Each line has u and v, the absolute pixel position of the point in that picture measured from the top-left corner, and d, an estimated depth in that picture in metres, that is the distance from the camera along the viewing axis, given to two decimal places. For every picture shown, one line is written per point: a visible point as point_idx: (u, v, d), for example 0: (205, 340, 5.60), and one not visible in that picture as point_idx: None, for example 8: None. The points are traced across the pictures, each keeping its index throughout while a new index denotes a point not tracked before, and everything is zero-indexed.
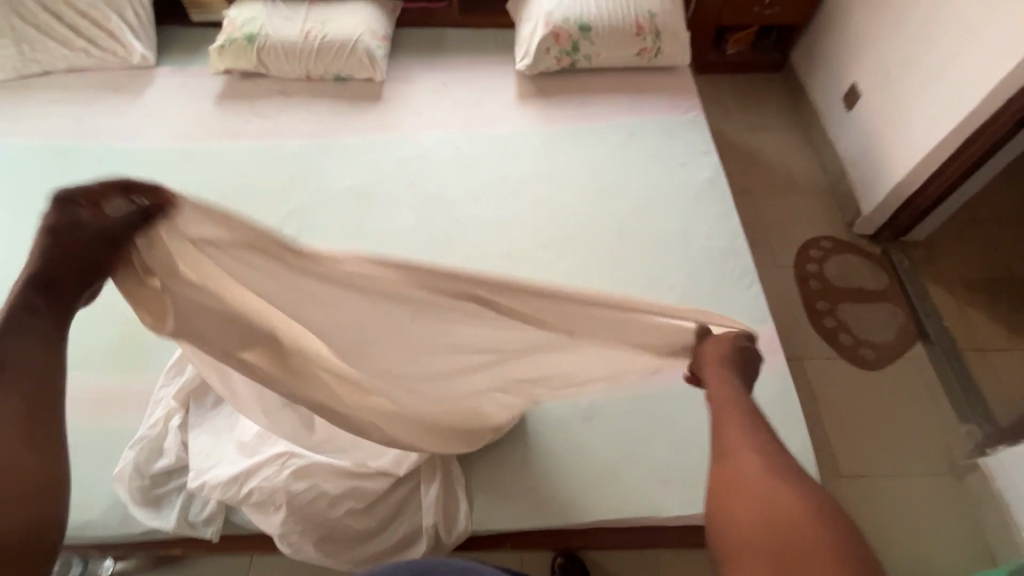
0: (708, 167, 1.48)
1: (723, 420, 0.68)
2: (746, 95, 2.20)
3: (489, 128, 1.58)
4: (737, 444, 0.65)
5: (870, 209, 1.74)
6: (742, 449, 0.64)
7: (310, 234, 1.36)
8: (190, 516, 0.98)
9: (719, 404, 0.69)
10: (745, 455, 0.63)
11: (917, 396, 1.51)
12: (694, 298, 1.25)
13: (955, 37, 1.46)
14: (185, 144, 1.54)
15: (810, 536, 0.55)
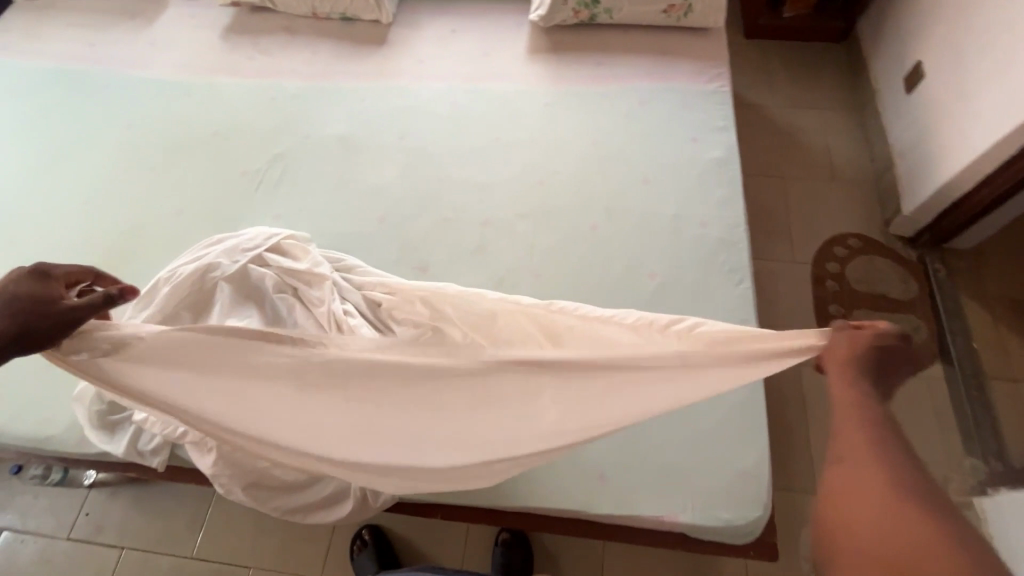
0: (721, 146, 1.34)
1: (850, 425, 0.66)
2: (797, 66, 1.97)
3: (492, 83, 1.48)
4: (859, 453, 0.64)
5: (911, 207, 1.55)
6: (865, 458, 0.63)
7: (292, 181, 1.35)
8: (139, 445, 1.02)
9: (847, 409, 0.68)
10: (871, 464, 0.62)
11: (922, 421, 1.38)
12: (674, 288, 1.16)
13: None
14: (187, 77, 1.53)
15: (936, 560, 0.53)
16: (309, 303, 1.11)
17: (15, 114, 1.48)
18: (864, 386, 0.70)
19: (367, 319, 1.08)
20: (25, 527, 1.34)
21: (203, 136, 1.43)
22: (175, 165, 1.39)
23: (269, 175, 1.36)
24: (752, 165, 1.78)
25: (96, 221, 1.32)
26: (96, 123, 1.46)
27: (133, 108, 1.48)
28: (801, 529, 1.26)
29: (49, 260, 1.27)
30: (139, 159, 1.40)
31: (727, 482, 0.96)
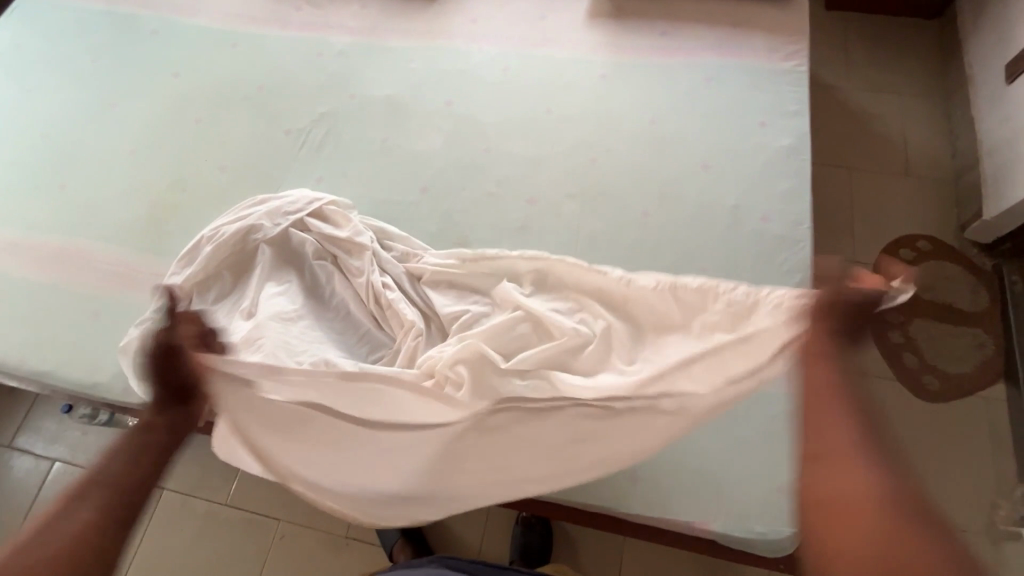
0: (791, 133, 1.23)
1: (817, 411, 0.69)
2: (880, 43, 1.79)
3: (547, 49, 1.39)
4: (837, 449, 0.65)
5: (992, 213, 1.42)
6: (848, 479, 0.63)
7: (335, 143, 1.31)
8: None
9: (829, 422, 0.68)
10: (857, 482, 0.62)
11: (974, 443, 1.30)
12: (726, 285, 1.09)
13: None
14: (234, 26, 1.48)
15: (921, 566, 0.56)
16: (349, 272, 1.10)
17: (67, 56, 1.48)
18: (846, 399, 0.68)
19: (406, 294, 1.06)
20: (75, 461, 1.42)
21: (249, 89, 1.40)
22: (220, 119, 1.37)
23: (312, 136, 1.33)
24: (818, 152, 1.65)
25: (142, 171, 1.32)
26: (145, 70, 1.44)
27: (181, 56, 1.45)
28: None
29: (97, 208, 1.29)
30: (185, 110, 1.38)
31: (763, 495, 0.93)
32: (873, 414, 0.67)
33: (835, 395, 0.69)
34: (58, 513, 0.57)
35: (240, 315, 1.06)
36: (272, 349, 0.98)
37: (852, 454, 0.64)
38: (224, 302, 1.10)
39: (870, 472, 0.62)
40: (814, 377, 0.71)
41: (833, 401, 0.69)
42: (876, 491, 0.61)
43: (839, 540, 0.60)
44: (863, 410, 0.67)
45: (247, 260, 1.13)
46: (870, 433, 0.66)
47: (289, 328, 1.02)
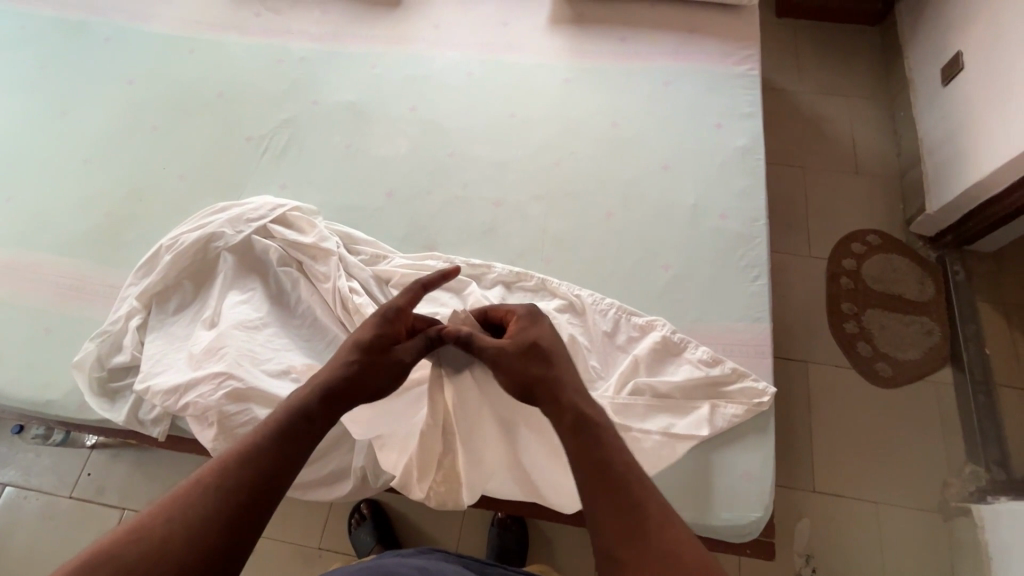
0: (746, 133, 1.28)
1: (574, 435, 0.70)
2: (828, 49, 1.88)
3: (510, 55, 1.41)
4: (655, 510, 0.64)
5: (935, 207, 1.50)
6: (623, 543, 0.62)
7: (298, 150, 1.30)
8: (140, 414, 1.01)
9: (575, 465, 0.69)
10: (607, 531, 0.63)
11: (925, 425, 1.37)
12: (688, 281, 1.13)
13: None
14: (191, 32, 1.46)
15: None
16: (315, 278, 1.09)
17: (13, 63, 1.42)
18: (584, 441, 0.69)
19: (374, 298, 1.06)
20: (28, 484, 1.36)
21: (208, 96, 1.37)
22: (178, 126, 1.34)
23: (275, 142, 1.31)
24: (773, 152, 1.72)
25: (96, 181, 1.28)
26: (97, 78, 1.40)
27: (135, 63, 1.42)
28: (795, 525, 1.28)
29: (47, 220, 1.24)
30: (141, 117, 1.35)
31: (728, 482, 0.96)
32: (607, 460, 0.68)
33: (573, 432, 0.71)
34: (206, 482, 0.62)
35: (202, 324, 1.04)
36: (236, 359, 0.97)
37: (602, 505, 0.65)
38: (184, 312, 1.07)
39: (613, 519, 0.64)
40: (585, 417, 0.72)
41: (573, 441, 0.70)
42: (651, 558, 0.60)
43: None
44: (591, 451, 0.68)
45: (209, 268, 1.11)
46: (612, 487, 0.66)
47: (253, 337, 1.01)
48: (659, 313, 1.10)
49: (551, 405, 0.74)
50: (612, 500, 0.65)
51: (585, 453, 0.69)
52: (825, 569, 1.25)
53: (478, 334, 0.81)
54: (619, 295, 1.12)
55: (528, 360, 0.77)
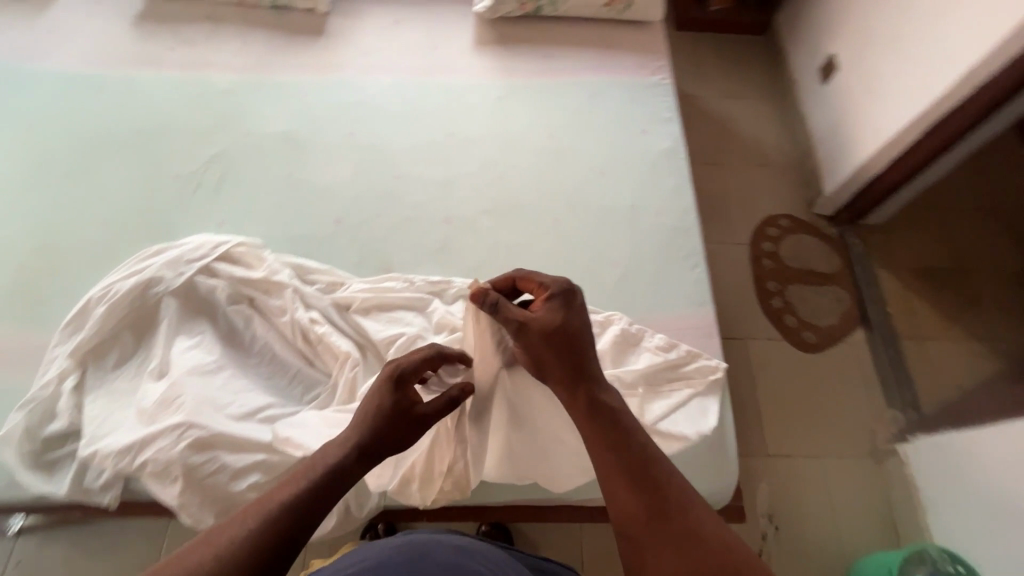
0: (669, 136, 1.40)
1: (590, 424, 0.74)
2: (724, 57, 2.09)
3: (441, 76, 1.45)
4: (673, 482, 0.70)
5: (832, 189, 1.71)
6: (646, 526, 0.67)
7: (233, 184, 1.25)
8: (86, 482, 0.92)
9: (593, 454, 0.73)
10: (632, 516, 0.68)
11: (850, 380, 1.54)
12: (637, 275, 1.20)
13: (926, 16, 1.37)
14: (97, 69, 1.37)
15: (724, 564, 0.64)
16: (270, 313, 1.06)
17: None
18: (600, 429, 0.73)
19: (335, 325, 1.04)
20: None
21: (124, 135, 1.29)
22: (94, 169, 1.25)
23: (206, 178, 1.26)
24: (690, 152, 1.88)
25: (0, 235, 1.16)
26: None
27: (35, 105, 1.31)
28: (755, 489, 1.38)
29: None
30: (48, 163, 1.25)
31: (698, 456, 1.03)
32: (624, 446, 0.72)
33: (589, 418, 0.74)
34: (228, 536, 0.59)
35: (150, 376, 0.97)
36: (196, 406, 0.91)
37: (622, 491, 0.69)
38: (127, 365, 1.00)
39: (634, 504, 0.68)
40: (599, 400, 0.75)
41: (590, 430, 0.73)
42: (673, 536, 0.66)
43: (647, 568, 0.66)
44: (607, 439, 0.72)
45: (150, 316, 1.04)
46: (630, 474, 0.70)
47: (210, 381, 0.96)
48: (616, 308, 1.17)
49: (563, 389, 0.77)
50: (631, 486, 0.69)
51: (602, 440, 0.72)
52: (786, 525, 1.36)
53: (506, 304, 0.79)
54: None
55: (546, 340, 0.76)
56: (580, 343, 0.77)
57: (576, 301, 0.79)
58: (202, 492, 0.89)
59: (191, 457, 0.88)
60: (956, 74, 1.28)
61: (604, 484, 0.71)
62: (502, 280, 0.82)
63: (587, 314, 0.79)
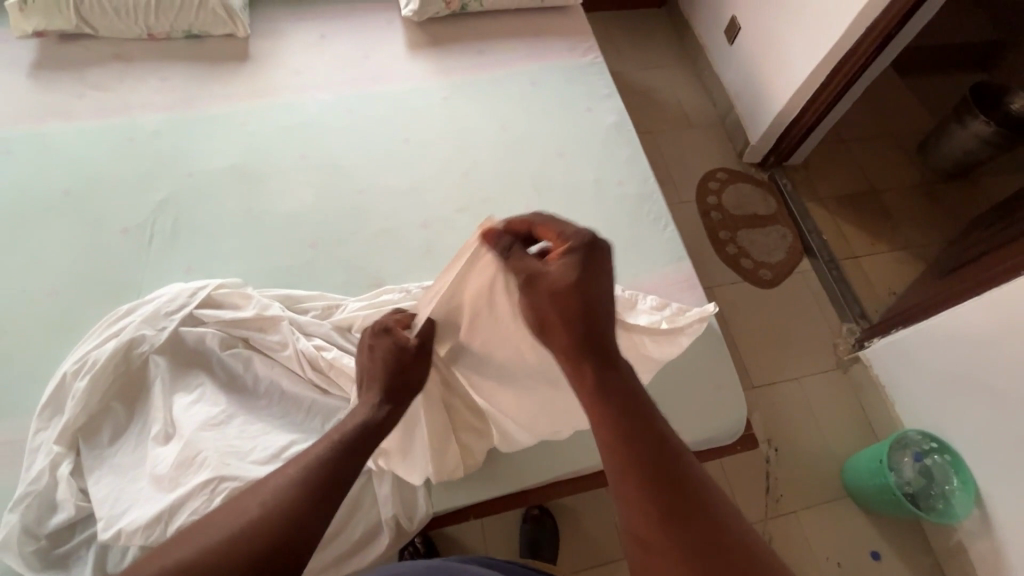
0: (613, 111, 1.47)
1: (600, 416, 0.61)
2: (635, 32, 2.21)
3: (383, 85, 1.44)
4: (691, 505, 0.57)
5: (756, 138, 1.86)
6: (661, 531, 0.55)
7: (191, 227, 1.18)
8: (109, 568, 0.86)
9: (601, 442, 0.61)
10: (635, 521, 0.57)
11: (806, 304, 1.70)
12: (616, 244, 1.27)
13: None
14: (0, 131, 1.24)
15: None
16: (269, 349, 1.02)
17: None
18: (611, 416, 0.60)
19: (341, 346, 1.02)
20: None
21: (52, 197, 1.18)
22: (26, 239, 1.13)
23: (159, 226, 1.18)
24: None
25: None
26: None
27: None
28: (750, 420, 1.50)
29: None
30: None
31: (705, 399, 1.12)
32: (639, 435, 0.59)
33: (600, 400, 0.61)
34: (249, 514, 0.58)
35: (156, 442, 0.91)
36: (220, 459, 0.87)
37: (633, 489, 0.57)
38: (127, 436, 0.93)
39: (649, 505, 0.56)
40: (612, 386, 0.62)
41: (599, 416, 0.61)
42: (693, 548, 0.54)
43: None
44: (620, 427, 0.60)
45: (137, 380, 0.97)
46: (644, 469, 0.58)
47: (225, 432, 0.91)
48: None
49: (570, 364, 0.65)
50: (641, 488, 0.57)
51: (616, 426, 0.60)
52: (783, 445, 1.49)
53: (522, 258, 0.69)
54: None
55: (558, 301, 0.65)
56: (599, 315, 0.64)
57: (600, 260, 0.66)
58: None
59: None
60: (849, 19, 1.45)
61: (614, 479, 0.59)
62: (519, 222, 0.71)
63: (611, 279, 0.66)
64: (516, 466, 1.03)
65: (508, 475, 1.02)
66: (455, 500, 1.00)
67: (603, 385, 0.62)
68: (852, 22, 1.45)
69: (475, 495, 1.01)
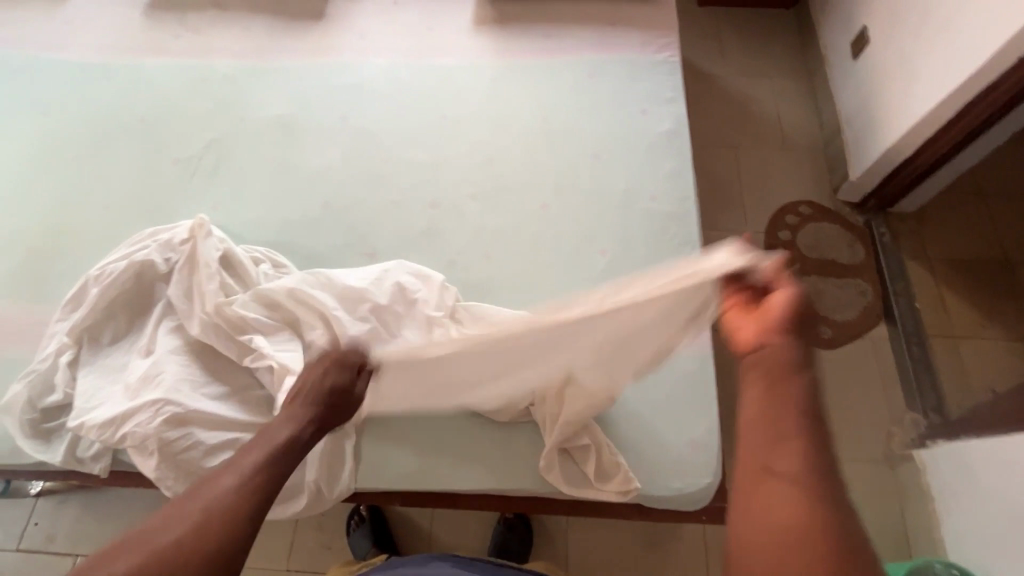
0: (671, 117, 1.33)
1: (780, 378, 0.59)
2: (748, 33, 1.96)
3: (437, 57, 1.42)
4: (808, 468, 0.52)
5: (858, 173, 1.58)
6: (798, 488, 0.51)
7: (229, 168, 1.28)
8: (78, 451, 1.00)
9: (781, 397, 0.57)
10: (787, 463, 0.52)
11: (867, 378, 1.44)
12: (626, 263, 1.16)
13: None
14: (108, 58, 1.42)
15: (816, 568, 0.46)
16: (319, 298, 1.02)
17: None
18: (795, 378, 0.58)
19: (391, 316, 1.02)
20: None
21: (130, 122, 1.34)
22: (101, 154, 1.30)
23: (204, 162, 1.29)
24: (704, 135, 1.79)
25: (16, 219, 1.23)
26: (10, 111, 1.35)
27: (51, 94, 1.37)
28: None
29: None
30: (60, 148, 1.31)
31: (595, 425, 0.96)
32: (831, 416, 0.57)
33: (800, 378, 0.59)
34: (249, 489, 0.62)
35: (138, 354, 1.01)
36: (176, 383, 0.94)
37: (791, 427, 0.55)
38: (119, 343, 1.04)
39: (813, 461, 0.52)
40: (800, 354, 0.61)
41: (794, 385, 0.58)
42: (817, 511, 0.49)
43: (766, 517, 0.50)
44: (820, 407, 0.57)
45: (144, 297, 1.08)
46: (822, 444, 0.54)
47: (190, 361, 0.99)
48: None
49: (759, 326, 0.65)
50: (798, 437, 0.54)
51: (815, 406, 0.57)
52: None
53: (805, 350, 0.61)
54: (559, 284, 1.14)
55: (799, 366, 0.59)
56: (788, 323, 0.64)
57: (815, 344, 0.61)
58: (177, 465, 0.92)
59: (171, 432, 0.92)
60: (996, 45, 1.15)
61: (779, 425, 0.55)
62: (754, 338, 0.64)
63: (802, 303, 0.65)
64: (448, 467, 0.99)
65: (438, 475, 0.99)
66: (381, 483, 0.99)
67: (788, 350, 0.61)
68: (999, 50, 1.15)
69: (400, 485, 0.99)
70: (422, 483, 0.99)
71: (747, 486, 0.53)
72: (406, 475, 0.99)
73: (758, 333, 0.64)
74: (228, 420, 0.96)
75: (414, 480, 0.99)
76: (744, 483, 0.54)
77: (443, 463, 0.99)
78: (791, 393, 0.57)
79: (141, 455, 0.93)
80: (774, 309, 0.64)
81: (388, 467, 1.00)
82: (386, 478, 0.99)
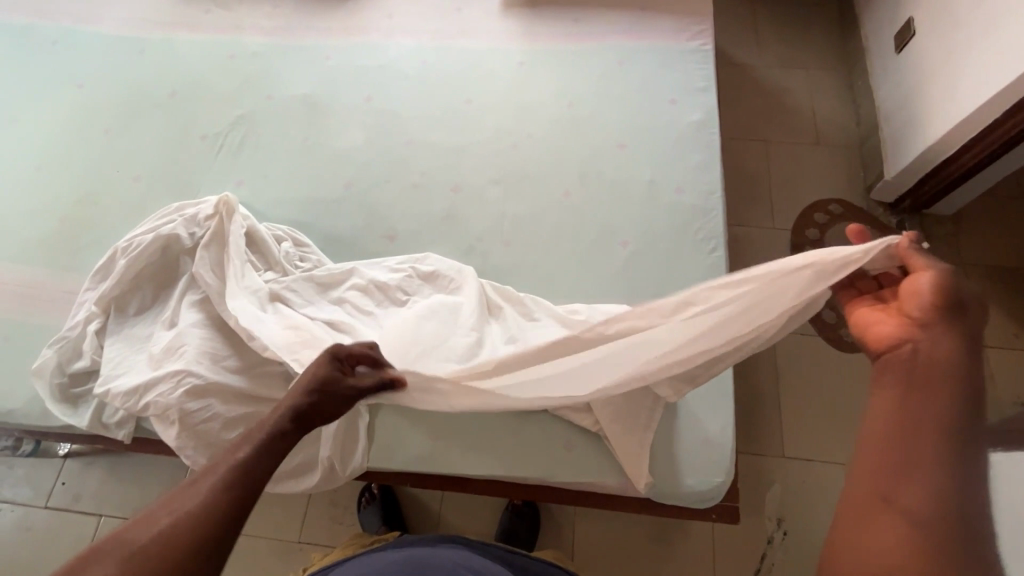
0: (700, 108, 1.29)
1: (921, 394, 0.61)
2: (786, 22, 1.89)
3: (464, 40, 1.40)
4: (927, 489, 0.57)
5: (894, 172, 1.52)
6: (924, 517, 0.55)
7: (254, 146, 1.29)
8: (104, 417, 1.03)
9: (913, 416, 0.60)
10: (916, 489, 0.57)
11: None
12: (646, 256, 1.14)
13: None
14: (140, 32, 1.44)
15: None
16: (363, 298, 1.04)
17: None
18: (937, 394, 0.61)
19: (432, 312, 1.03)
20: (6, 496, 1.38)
21: (160, 96, 1.35)
22: (131, 127, 1.32)
23: (230, 139, 1.30)
24: (734, 127, 1.74)
25: (49, 189, 1.26)
26: (45, 82, 1.38)
27: (84, 66, 1.39)
28: (765, 490, 1.32)
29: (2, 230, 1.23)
30: (92, 121, 1.33)
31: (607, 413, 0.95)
32: (966, 432, 0.59)
33: (934, 391, 0.61)
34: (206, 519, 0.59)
35: (161, 325, 1.03)
36: (196, 355, 0.97)
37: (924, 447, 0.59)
38: (145, 314, 1.07)
39: (933, 492, 0.56)
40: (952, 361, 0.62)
41: (923, 400, 0.61)
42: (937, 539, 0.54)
43: (868, 541, 0.56)
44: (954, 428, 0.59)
45: (169, 270, 1.10)
46: (944, 469, 0.57)
47: (211, 335, 1.01)
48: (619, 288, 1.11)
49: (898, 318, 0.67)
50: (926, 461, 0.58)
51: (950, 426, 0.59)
52: (795, 531, 1.29)
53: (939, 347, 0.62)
54: (578, 274, 1.13)
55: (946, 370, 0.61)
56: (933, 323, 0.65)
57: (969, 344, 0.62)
58: (195, 436, 0.94)
59: (192, 403, 0.94)
60: None
61: (907, 447, 0.59)
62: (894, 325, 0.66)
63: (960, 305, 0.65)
64: (459, 452, 1.00)
65: (449, 459, 1.00)
66: (393, 463, 1.01)
67: (935, 358, 0.62)
68: None
69: (412, 466, 1.00)
70: (434, 466, 1.00)
71: (859, 513, 0.58)
72: (418, 457, 1.00)
73: (897, 329, 0.66)
74: (247, 395, 0.98)
75: (426, 462, 1.00)
76: (856, 505, 0.59)
77: (455, 448, 1.00)
78: (929, 413, 0.60)
79: (163, 424, 0.95)
80: (918, 291, 0.66)
81: (401, 448, 1.01)
82: (398, 459, 1.01)
